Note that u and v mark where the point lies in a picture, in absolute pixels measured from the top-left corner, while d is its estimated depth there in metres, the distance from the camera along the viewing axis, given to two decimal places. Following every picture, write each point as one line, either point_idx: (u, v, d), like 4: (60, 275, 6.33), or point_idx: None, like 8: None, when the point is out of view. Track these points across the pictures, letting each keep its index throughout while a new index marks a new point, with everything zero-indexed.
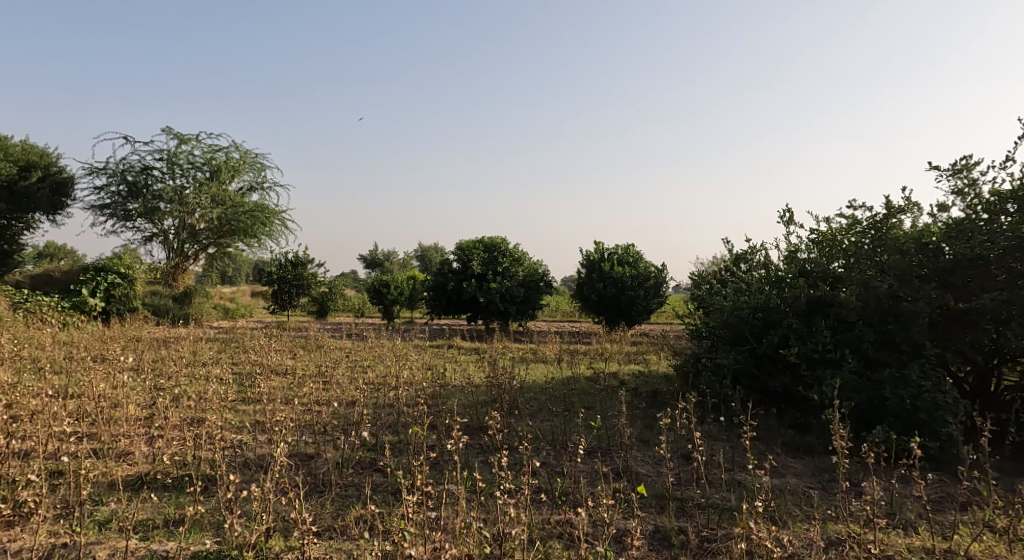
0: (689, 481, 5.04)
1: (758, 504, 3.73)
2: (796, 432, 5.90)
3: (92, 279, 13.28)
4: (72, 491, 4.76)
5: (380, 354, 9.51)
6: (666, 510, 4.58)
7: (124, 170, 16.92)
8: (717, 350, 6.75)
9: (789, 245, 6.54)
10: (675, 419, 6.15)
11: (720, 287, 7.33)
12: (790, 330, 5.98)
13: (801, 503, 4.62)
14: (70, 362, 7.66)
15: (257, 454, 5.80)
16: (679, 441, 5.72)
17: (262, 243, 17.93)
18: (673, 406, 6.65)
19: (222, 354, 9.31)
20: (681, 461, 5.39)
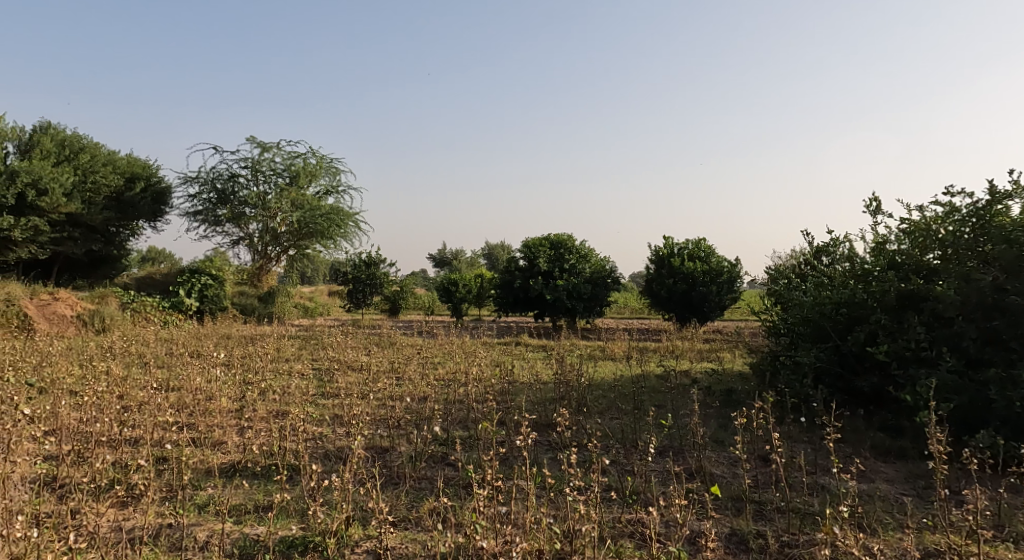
0: (767, 483, 4.95)
1: (844, 510, 3.63)
2: (887, 435, 5.68)
3: (188, 281, 14.18)
4: (175, 476, 5.16)
5: (449, 351, 9.73)
6: (743, 513, 4.52)
7: (214, 178, 17.94)
8: (796, 347, 6.56)
9: (877, 236, 6.28)
10: (751, 419, 6.02)
11: (800, 282, 7.12)
12: (879, 326, 5.75)
13: (894, 510, 4.46)
14: (171, 358, 8.25)
15: (335, 447, 6.06)
16: (756, 442, 5.62)
17: (337, 244, 18.57)
18: (748, 406, 6.52)
19: (303, 351, 9.77)
20: (758, 462, 5.30)
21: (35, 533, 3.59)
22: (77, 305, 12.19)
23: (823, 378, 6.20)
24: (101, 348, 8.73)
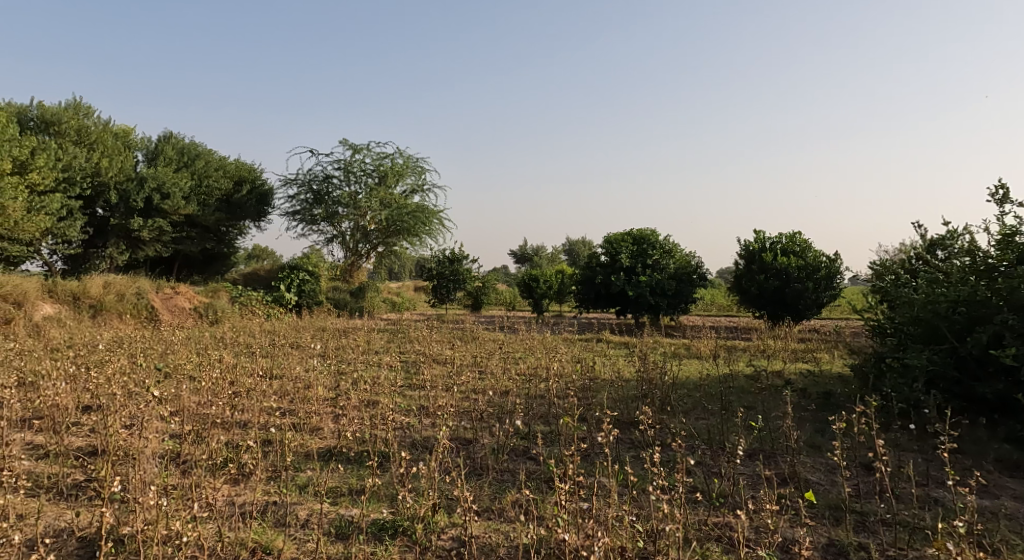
0: (870, 493, 4.77)
1: (961, 526, 3.46)
2: (1013, 447, 5.32)
3: (288, 277, 15.05)
4: (278, 459, 5.56)
5: (531, 346, 9.86)
6: (842, 523, 4.39)
7: (310, 180, 18.92)
8: (905, 349, 6.22)
9: (1002, 228, 5.88)
10: (851, 424, 5.79)
11: (908, 278, 6.74)
12: (1005, 327, 5.38)
13: (1019, 531, 4.20)
14: (275, 349, 8.84)
15: (421, 437, 6.29)
16: (857, 449, 5.41)
17: (423, 241, 19.12)
18: (849, 411, 6.26)
19: (391, 343, 10.18)
20: (860, 470, 5.10)
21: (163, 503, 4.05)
22: (193, 298, 13.23)
23: (936, 383, 5.85)
24: (214, 338, 9.48)
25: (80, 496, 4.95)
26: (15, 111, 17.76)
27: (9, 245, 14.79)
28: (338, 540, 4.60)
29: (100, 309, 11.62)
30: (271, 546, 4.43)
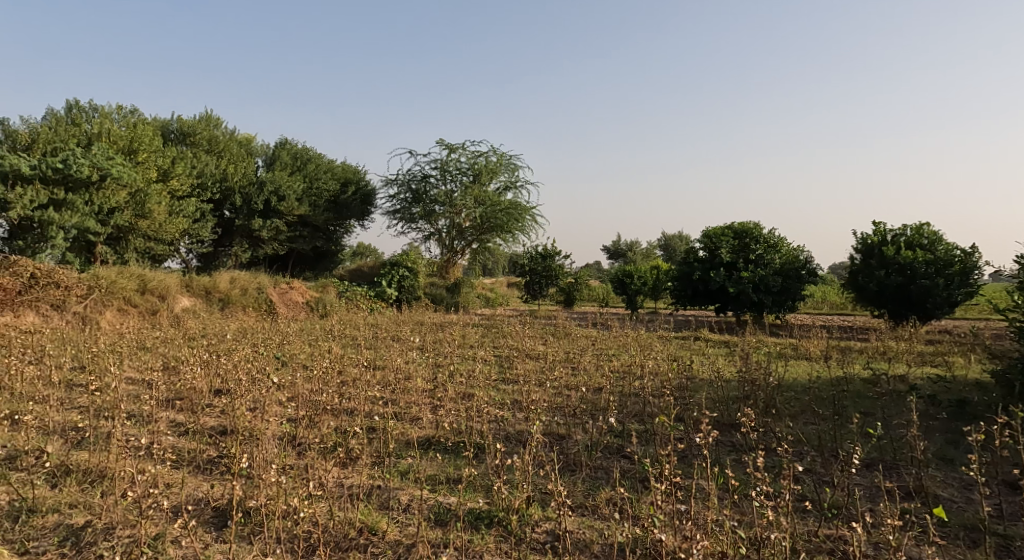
0: (1013, 515, 4.31)
1: None
2: None
3: (388, 273, 15.57)
4: (381, 446, 5.75)
5: (625, 343, 9.68)
6: (981, 546, 3.99)
7: (409, 179, 19.52)
8: None
9: None
10: (989, 437, 5.26)
11: None
12: None
13: None
14: (377, 342, 9.16)
15: (515, 430, 6.30)
16: (997, 464, 4.91)
17: (516, 238, 19.23)
18: (987, 422, 5.68)
19: (486, 338, 10.30)
20: (1001, 489, 4.62)
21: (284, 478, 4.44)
22: (305, 292, 13.98)
23: None
24: (323, 330, 9.97)
25: (214, 470, 5.34)
26: (159, 125, 19.60)
27: (156, 244, 16.36)
28: (437, 526, 4.68)
29: (226, 302, 12.54)
30: (376, 528, 4.60)
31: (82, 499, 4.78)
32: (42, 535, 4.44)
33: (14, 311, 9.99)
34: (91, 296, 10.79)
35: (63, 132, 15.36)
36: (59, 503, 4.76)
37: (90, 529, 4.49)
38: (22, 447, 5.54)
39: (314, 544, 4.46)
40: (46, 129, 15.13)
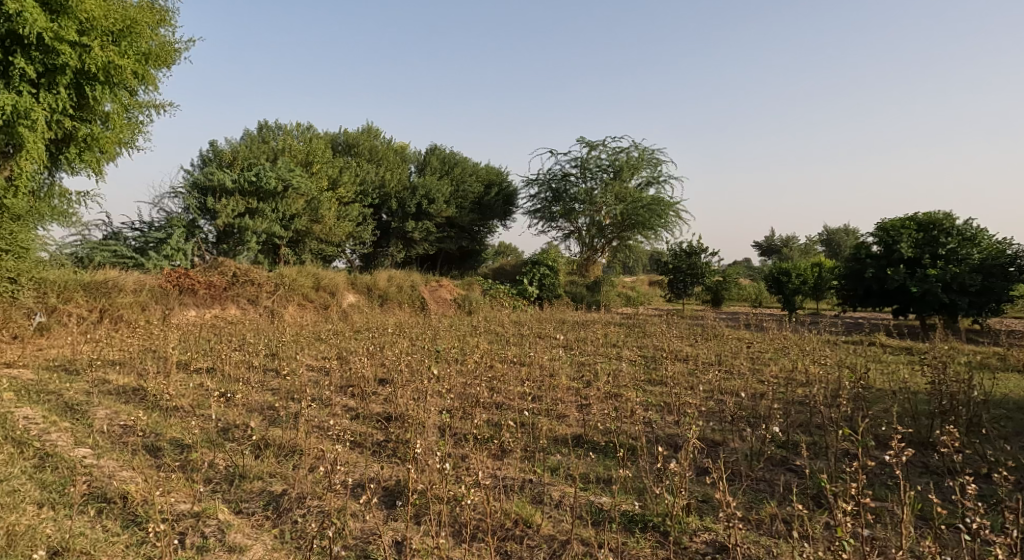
0: None
1: None
2: None
3: (530, 271, 15.67)
4: (531, 442, 5.79)
5: (785, 347, 9.01)
6: None
7: (549, 179, 19.66)
8: None
9: None
10: None
11: None
12: None
13: None
14: (524, 339, 9.28)
15: (666, 433, 6.04)
16: None
17: (659, 234, 18.60)
18: None
19: (631, 338, 10.06)
20: None
21: (450, 467, 4.67)
22: (453, 290, 14.51)
23: None
24: (471, 327, 10.28)
25: (381, 453, 5.67)
26: (330, 138, 21.45)
27: (327, 246, 17.60)
28: (590, 524, 4.61)
29: (385, 299, 13.32)
30: (531, 521, 4.62)
31: (279, 470, 5.28)
32: (250, 498, 4.94)
33: (220, 303, 11.32)
34: (277, 292, 11.96)
35: (256, 148, 17.21)
36: (261, 471, 5.27)
37: (286, 497, 4.93)
38: (232, 421, 6.24)
39: (471, 532, 4.57)
40: (243, 147, 17.11)
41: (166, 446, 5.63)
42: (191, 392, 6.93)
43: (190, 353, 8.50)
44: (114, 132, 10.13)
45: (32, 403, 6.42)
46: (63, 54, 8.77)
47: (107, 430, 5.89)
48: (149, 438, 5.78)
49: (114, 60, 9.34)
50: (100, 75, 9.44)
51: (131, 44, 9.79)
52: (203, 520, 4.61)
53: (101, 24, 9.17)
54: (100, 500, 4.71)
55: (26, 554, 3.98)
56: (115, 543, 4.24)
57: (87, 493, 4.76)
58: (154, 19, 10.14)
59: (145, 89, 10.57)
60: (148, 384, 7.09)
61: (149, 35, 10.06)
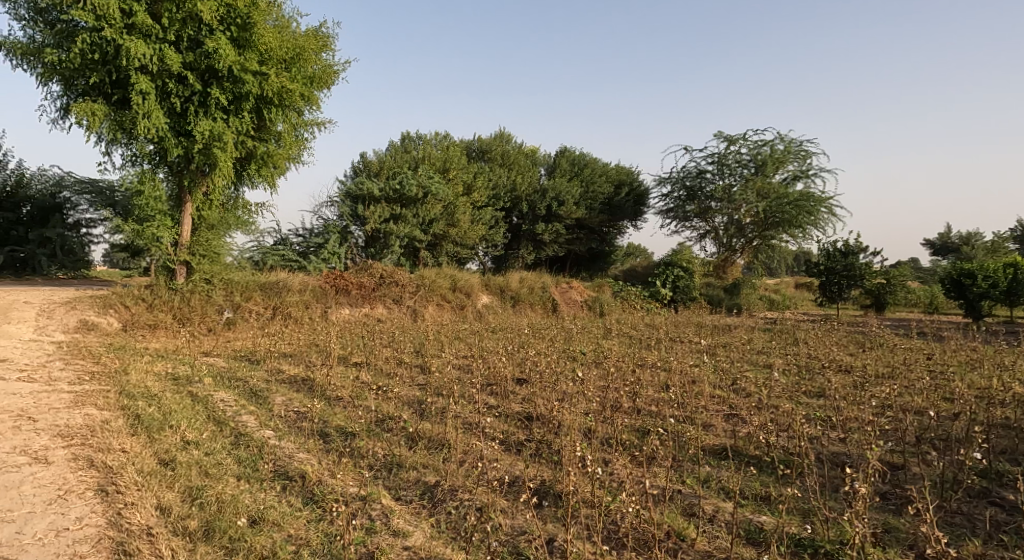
0: None
1: None
2: None
3: (664, 273, 15.30)
4: (679, 451, 5.70)
5: (970, 361, 8.13)
6: None
7: (683, 177, 19.14)
8: None
9: None
10: None
11: None
12: None
13: None
14: (662, 343, 9.11)
15: (830, 451, 5.69)
16: None
17: (807, 232, 17.41)
18: None
19: (778, 344, 9.55)
20: None
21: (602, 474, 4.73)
22: (584, 291, 14.57)
23: None
24: (606, 330, 10.27)
25: (526, 451, 5.83)
26: (465, 145, 22.39)
27: (462, 248, 18.21)
28: (750, 544, 4.50)
29: (517, 299, 13.62)
30: (685, 534, 4.58)
31: (431, 462, 5.62)
32: (408, 486, 5.30)
33: (369, 303, 12.13)
34: (418, 292, 12.64)
35: (399, 158, 18.33)
36: (416, 462, 5.64)
37: (440, 488, 5.25)
38: (388, 413, 6.71)
39: (631, 541, 4.61)
40: (388, 157, 18.29)
41: (334, 432, 6.17)
42: (351, 385, 7.54)
43: (348, 348, 9.22)
44: (285, 149, 11.14)
45: (225, 388, 7.31)
46: (247, 82, 9.92)
47: (285, 415, 6.58)
48: (318, 423, 6.39)
49: (286, 85, 10.35)
50: (275, 100, 10.52)
51: (300, 69, 10.78)
52: (369, 503, 4.98)
53: (277, 54, 10.28)
54: (284, 477, 5.28)
55: (233, 520, 4.55)
56: (299, 517, 4.72)
57: (274, 471, 5.37)
58: (318, 45, 11.00)
59: (310, 109, 11.40)
60: (315, 375, 7.81)
61: (314, 59, 10.94)
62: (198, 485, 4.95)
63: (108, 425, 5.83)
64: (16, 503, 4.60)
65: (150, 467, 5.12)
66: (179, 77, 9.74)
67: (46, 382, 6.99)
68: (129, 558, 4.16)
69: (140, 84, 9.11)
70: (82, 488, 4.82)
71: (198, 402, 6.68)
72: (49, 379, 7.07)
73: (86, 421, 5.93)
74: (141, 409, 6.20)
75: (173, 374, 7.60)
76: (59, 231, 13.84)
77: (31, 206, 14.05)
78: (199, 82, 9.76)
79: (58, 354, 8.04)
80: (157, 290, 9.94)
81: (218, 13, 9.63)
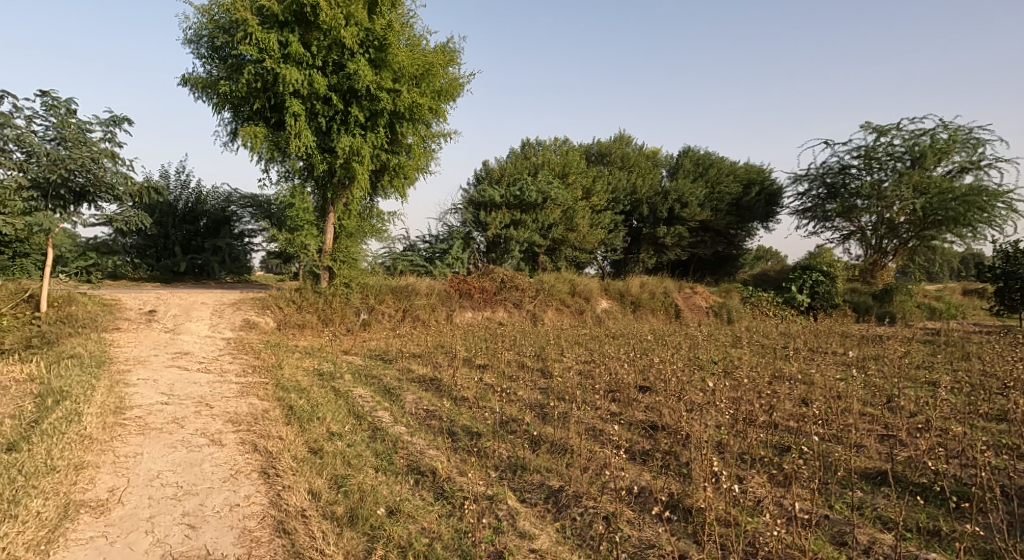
0: None
1: None
2: None
3: (800, 277, 14.46)
4: (825, 474, 5.42)
5: None
6: None
7: (823, 173, 17.99)
8: None
9: None
10: None
11: None
12: None
13: None
14: (798, 355, 8.64)
15: (1018, 484, 5.13)
16: None
17: (977, 231, 15.74)
18: None
19: (939, 358, 8.72)
20: None
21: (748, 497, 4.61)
22: (709, 297, 14.13)
23: None
24: (734, 338, 9.92)
25: (654, 463, 5.79)
26: (583, 149, 22.45)
27: (581, 253, 18.21)
28: None
29: (637, 304, 13.47)
30: None
31: (554, 467, 5.72)
32: (532, 489, 5.44)
33: (491, 306, 12.50)
34: (538, 296, 12.85)
35: (519, 165, 18.69)
36: (539, 465, 5.77)
37: (564, 494, 5.35)
38: (512, 415, 6.91)
39: None
40: (508, 164, 18.69)
41: (461, 432, 6.44)
42: (475, 386, 7.84)
43: (473, 350, 9.56)
44: (415, 160, 11.72)
45: (363, 384, 7.86)
46: (382, 100, 10.62)
47: (416, 412, 6.97)
48: (446, 422, 6.71)
49: (417, 100, 10.93)
50: (407, 114, 11.14)
51: (429, 84, 11.29)
52: (496, 503, 5.17)
53: (409, 72, 10.83)
54: (416, 471, 5.61)
55: (373, 509, 4.92)
56: (431, 512, 5.00)
57: (407, 465, 5.71)
58: (446, 60, 11.49)
59: (437, 121, 11.96)
60: (442, 376, 8.19)
61: (442, 74, 11.42)
62: (344, 474, 5.38)
63: (268, 414, 6.49)
64: (199, 478, 5.25)
65: (303, 455, 5.64)
66: (325, 98, 10.62)
67: (218, 373, 7.88)
68: (288, 536, 4.62)
69: (292, 108, 10.04)
70: (249, 469, 5.41)
71: (341, 396, 7.23)
72: (220, 371, 7.97)
73: (250, 410, 6.63)
74: (294, 401, 6.82)
75: (319, 370, 8.27)
76: (228, 242, 15.46)
77: (207, 219, 15.71)
78: (341, 102, 10.60)
79: (227, 349, 9.04)
80: (305, 293, 10.89)
81: (359, 38, 10.43)
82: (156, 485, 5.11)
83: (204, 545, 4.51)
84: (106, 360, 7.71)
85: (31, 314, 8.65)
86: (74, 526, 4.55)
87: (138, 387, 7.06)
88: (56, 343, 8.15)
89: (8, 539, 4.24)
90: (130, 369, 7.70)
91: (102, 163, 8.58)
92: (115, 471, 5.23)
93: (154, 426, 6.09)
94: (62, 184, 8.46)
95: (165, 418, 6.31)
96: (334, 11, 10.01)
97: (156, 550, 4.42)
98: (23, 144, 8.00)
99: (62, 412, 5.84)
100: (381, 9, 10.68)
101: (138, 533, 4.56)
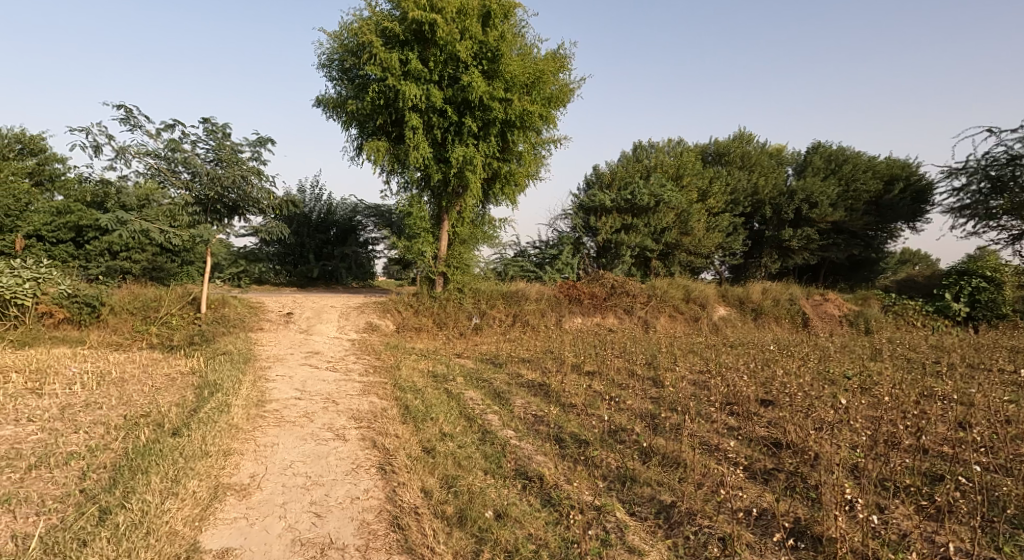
0: None
1: None
2: None
3: (956, 284, 12.95)
4: (989, 510, 4.67)
5: None
6: None
7: (986, 165, 15.97)
8: None
9: None
10: None
11: None
12: None
13: None
14: (954, 372, 7.60)
15: None
16: None
17: None
18: None
19: None
20: None
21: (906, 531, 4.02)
22: (844, 305, 12.97)
23: None
24: (874, 351, 8.95)
25: (777, 483, 5.25)
26: (700, 150, 21.51)
27: (696, 257, 17.43)
28: None
29: (760, 312, 12.61)
30: None
31: (667, 480, 5.32)
32: (642, 502, 5.07)
33: (601, 312, 12.13)
34: (650, 302, 12.33)
35: (630, 168, 18.15)
36: (649, 478, 5.39)
37: (677, 509, 4.93)
38: (621, 423, 6.56)
39: None
40: (620, 168, 18.19)
41: (569, 439, 6.17)
42: (584, 393, 7.56)
43: (582, 357, 9.28)
44: (526, 167, 11.63)
45: (475, 387, 7.81)
46: (495, 109, 10.60)
47: (525, 417, 6.80)
48: (555, 428, 6.47)
49: (528, 108, 10.80)
50: (519, 123, 11.02)
51: (540, 92, 11.12)
52: (604, 515, 4.85)
53: (520, 79, 10.74)
54: (523, 476, 5.41)
55: (482, 512, 4.75)
56: (538, 518, 4.78)
57: (516, 469, 5.53)
58: (558, 66, 11.26)
59: (547, 128, 11.73)
60: (551, 382, 7.97)
61: (553, 80, 11.13)
62: (454, 474, 5.28)
63: (386, 413, 6.56)
64: (325, 470, 5.34)
65: (417, 454, 5.60)
66: (440, 111, 10.77)
67: (343, 372, 8.12)
68: (402, 532, 4.57)
69: (411, 122, 10.27)
70: (368, 464, 5.45)
71: (454, 399, 7.20)
72: (345, 370, 8.22)
73: (371, 408, 6.74)
74: (410, 401, 6.87)
75: (434, 372, 8.31)
76: (354, 249, 16.18)
77: (337, 229, 16.44)
78: (455, 114, 10.69)
79: (352, 350, 9.32)
80: (422, 297, 11.07)
81: (472, 51, 10.49)
82: (289, 474, 5.24)
83: (328, 534, 4.53)
84: (251, 357, 8.15)
85: (194, 313, 9.41)
86: (222, 506, 4.71)
87: (276, 382, 7.39)
88: (212, 341, 8.75)
89: (170, 514, 4.45)
90: (269, 365, 8.10)
91: (251, 180, 9.05)
92: (256, 458, 5.43)
93: (289, 419, 6.31)
94: (219, 199, 9.07)
95: (298, 411, 6.53)
96: (449, 26, 10.16)
97: (287, 535, 4.49)
98: (189, 166, 8.63)
99: (215, 404, 6.17)
100: (494, 21, 10.69)
101: (273, 517, 4.66)
